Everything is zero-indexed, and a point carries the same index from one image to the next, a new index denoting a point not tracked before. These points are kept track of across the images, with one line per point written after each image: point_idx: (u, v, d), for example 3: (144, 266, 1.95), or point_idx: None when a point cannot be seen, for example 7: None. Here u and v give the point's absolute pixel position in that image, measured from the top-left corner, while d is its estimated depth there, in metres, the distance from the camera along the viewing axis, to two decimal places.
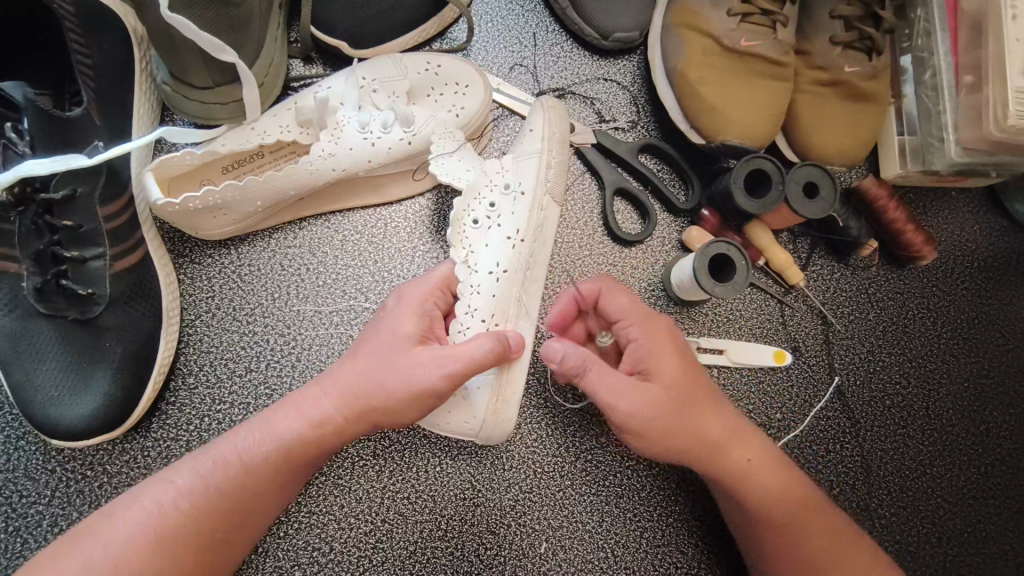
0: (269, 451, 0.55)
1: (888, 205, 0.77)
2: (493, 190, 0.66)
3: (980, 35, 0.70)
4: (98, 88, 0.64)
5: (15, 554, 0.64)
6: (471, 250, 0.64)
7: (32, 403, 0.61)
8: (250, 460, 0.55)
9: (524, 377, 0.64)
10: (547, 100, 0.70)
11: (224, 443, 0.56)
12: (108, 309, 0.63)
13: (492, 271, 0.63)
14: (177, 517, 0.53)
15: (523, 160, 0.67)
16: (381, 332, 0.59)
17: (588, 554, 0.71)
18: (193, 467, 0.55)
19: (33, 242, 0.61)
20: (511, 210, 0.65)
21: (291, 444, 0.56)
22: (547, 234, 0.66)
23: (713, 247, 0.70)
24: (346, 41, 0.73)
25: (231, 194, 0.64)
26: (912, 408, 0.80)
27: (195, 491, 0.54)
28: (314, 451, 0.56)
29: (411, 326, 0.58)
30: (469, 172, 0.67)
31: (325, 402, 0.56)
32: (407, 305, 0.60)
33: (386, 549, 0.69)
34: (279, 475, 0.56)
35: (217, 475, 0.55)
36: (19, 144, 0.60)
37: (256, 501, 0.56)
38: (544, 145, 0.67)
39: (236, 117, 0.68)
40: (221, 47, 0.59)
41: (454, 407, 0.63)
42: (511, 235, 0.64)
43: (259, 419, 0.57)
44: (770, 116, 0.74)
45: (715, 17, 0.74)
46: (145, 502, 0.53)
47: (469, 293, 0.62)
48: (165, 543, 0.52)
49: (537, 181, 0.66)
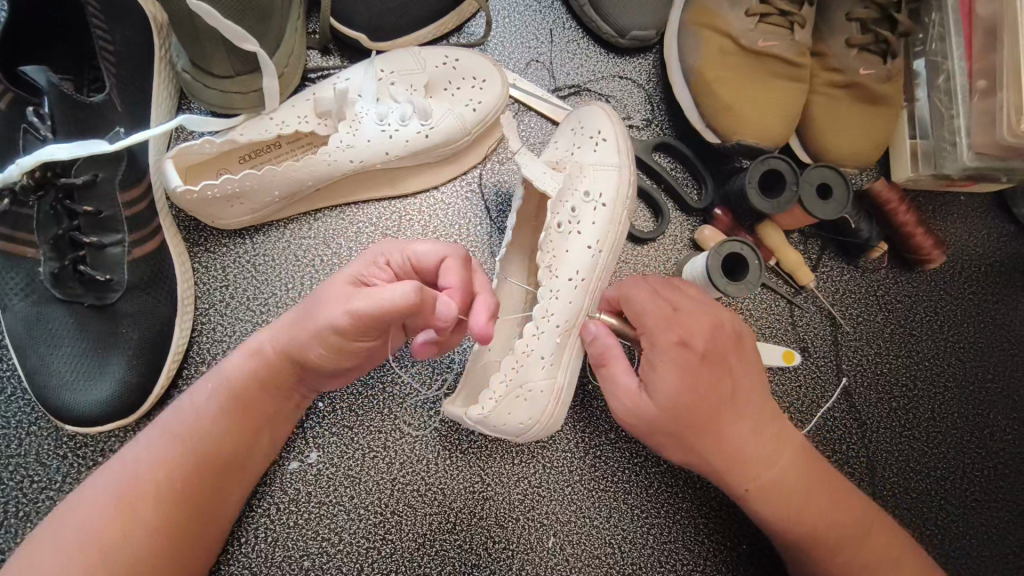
0: (218, 399, 0.58)
1: (899, 208, 0.78)
2: (576, 195, 0.65)
3: (995, 41, 0.70)
4: (120, 73, 0.64)
5: (26, 539, 0.64)
6: (555, 255, 0.64)
7: (46, 387, 0.61)
8: (203, 413, 0.57)
9: (576, 380, 0.66)
10: (608, 108, 0.70)
11: (179, 405, 0.58)
12: (125, 296, 0.63)
13: (572, 278, 0.63)
14: (142, 481, 0.54)
15: (603, 170, 0.66)
16: (320, 288, 0.60)
17: (596, 550, 0.71)
18: (152, 432, 0.57)
19: (51, 228, 0.61)
20: (592, 219, 0.65)
21: (242, 391, 0.58)
22: (619, 247, 0.67)
23: (727, 246, 0.70)
24: (365, 33, 0.73)
25: (250, 183, 0.64)
26: (918, 409, 0.81)
27: (156, 451, 0.55)
28: (267, 389, 0.59)
29: (375, 273, 0.57)
30: (553, 178, 0.63)
31: (274, 341, 0.58)
32: (367, 254, 0.59)
33: (395, 541, 0.69)
34: (236, 418, 0.58)
35: (174, 432, 0.56)
36: (40, 128, 0.59)
37: (213, 441, 0.57)
38: (619, 158, 0.67)
39: (254, 107, 0.69)
40: (243, 36, 0.60)
41: (514, 408, 0.61)
42: (592, 245, 0.64)
43: (212, 369, 0.59)
44: (786, 117, 0.74)
45: (731, 17, 0.75)
46: (112, 473, 0.55)
47: (548, 298, 0.63)
48: (131, 499, 0.53)
49: (618, 195, 0.66)
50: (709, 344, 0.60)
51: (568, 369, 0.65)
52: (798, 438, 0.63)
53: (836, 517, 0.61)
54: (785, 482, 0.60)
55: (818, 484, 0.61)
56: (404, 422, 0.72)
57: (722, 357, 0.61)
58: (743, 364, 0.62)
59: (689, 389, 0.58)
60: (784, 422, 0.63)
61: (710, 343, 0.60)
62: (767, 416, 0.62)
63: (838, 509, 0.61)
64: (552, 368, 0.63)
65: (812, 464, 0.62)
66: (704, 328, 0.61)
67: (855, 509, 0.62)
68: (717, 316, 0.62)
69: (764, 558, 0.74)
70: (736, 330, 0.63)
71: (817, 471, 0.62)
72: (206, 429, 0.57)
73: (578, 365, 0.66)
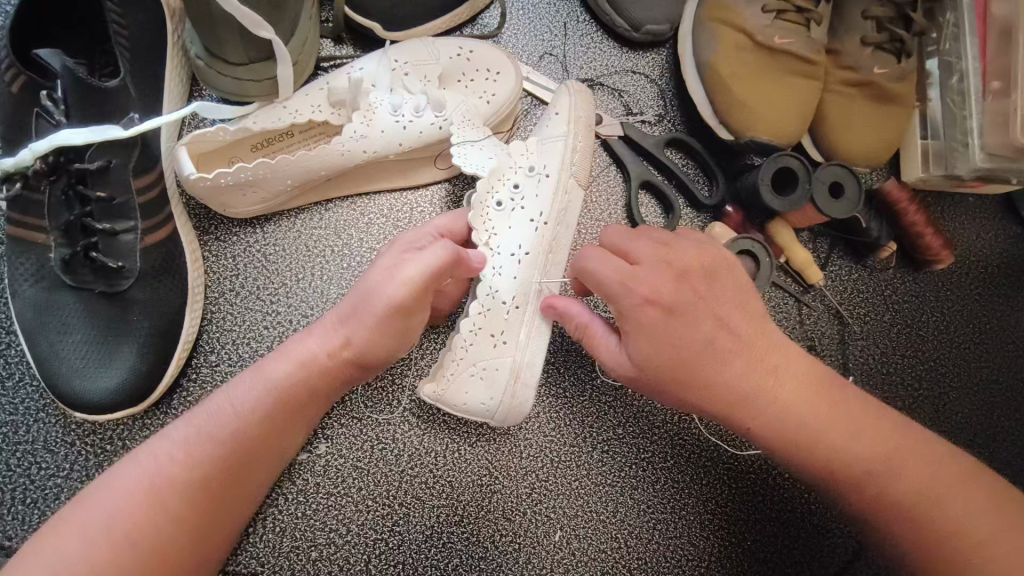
0: (258, 398, 0.56)
1: (910, 208, 0.78)
2: (518, 171, 0.65)
3: (1010, 43, 0.71)
4: (134, 59, 0.64)
5: (34, 525, 0.64)
6: (494, 232, 0.63)
7: (56, 374, 0.61)
8: (242, 408, 0.56)
9: (541, 355, 0.64)
10: (572, 84, 0.69)
11: (217, 397, 0.57)
12: (137, 283, 0.63)
13: (513, 253, 0.63)
14: (169, 461, 0.54)
15: (548, 144, 0.66)
16: (351, 291, 0.60)
17: (602, 544, 0.71)
18: (187, 422, 0.56)
19: (63, 214, 0.61)
20: (535, 192, 0.64)
21: (284, 389, 0.57)
22: (570, 218, 0.66)
23: (738, 244, 0.71)
24: (379, 23, 0.73)
25: (263, 171, 0.64)
26: (924, 409, 0.81)
27: (189, 442, 0.55)
28: (302, 388, 0.57)
29: (400, 264, 0.60)
30: (492, 161, 0.65)
31: (315, 345, 0.58)
32: (389, 247, 0.61)
33: (403, 533, 0.69)
34: (274, 417, 0.57)
35: (210, 420, 0.56)
36: (53, 114, 0.59)
37: (246, 448, 0.56)
38: (569, 129, 0.66)
39: (267, 95, 0.68)
40: (260, 23, 0.59)
41: (469, 387, 0.63)
42: (535, 219, 0.64)
43: (254, 368, 0.58)
44: (800, 113, 0.74)
45: (748, 13, 0.74)
46: (139, 454, 0.55)
47: (491, 275, 0.63)
48: (161, 495, 0.53)
49: (562, 165, 0.65)
50: (676, 293, 0.58)
51: (528, 347, 0.63)
52: (795, 359, 0.61)
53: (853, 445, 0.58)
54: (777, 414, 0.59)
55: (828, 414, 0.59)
56: (411, 412, 0.72)
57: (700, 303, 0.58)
58: (731, 300, 0.60)
59: (660, 346, 0.57)
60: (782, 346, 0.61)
61: (677, 295, 0.58)
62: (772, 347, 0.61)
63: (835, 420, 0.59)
64: (507, 345, 0.63)
65: (816, 389, 0.59)
66: (666, 278, 0.58)
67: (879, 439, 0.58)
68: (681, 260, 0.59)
69: (768, 554, 0.74)
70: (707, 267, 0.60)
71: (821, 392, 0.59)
72: (240, 432, 0.56)
73: (542, 340, 0.64)
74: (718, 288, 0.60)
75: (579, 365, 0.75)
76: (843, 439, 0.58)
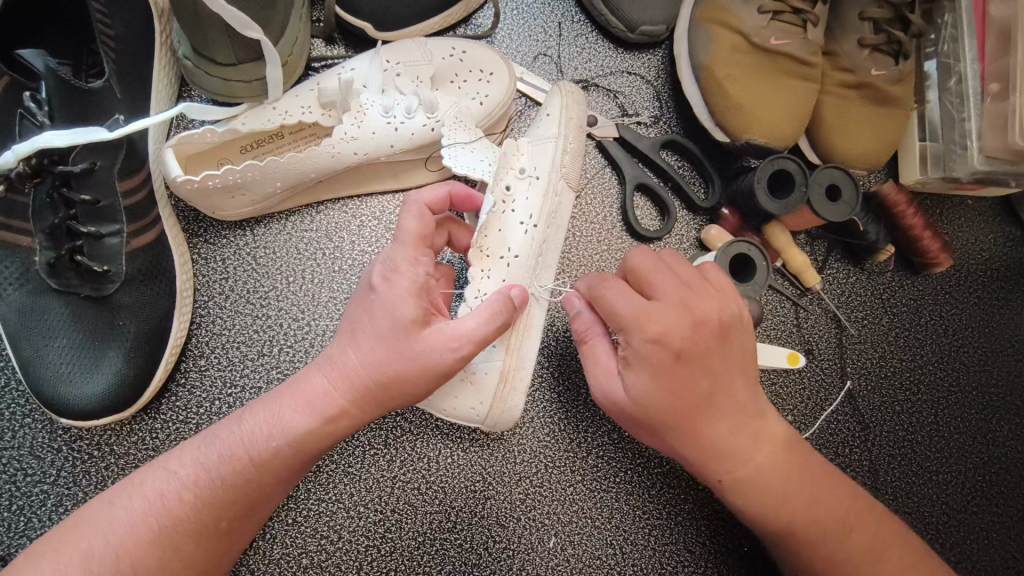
0: (276, 447, 0.54)
1: (906, 210, 0.77)
2: (510, 173, 0.63)
3: (1009, 44, 0.70)
4: (120, 60, 0.63)
5: (19, 533, 0.63)
6: (485, 234, 0.62)
7: (40, 380, 0.60)
8: (257, 455, 0.54)
9: (533, 360, 0.64)
10: (564, 85, 0.68)
11: (228, 433, 0.55)
12: (123, 287, 0.62)
13: (503, 256, 0.62)
14: (181, 508, 0.52)
15: (538, 146, 0.65)
16: (360, 327, 0.56)
17: (598, 551, 0.71)
18: (197, 457, 0.54)
19: (48, 217, 0.59)
20: (525, 195, 0.63)
21: (301, 438, 0.55)
22: (561, 220, 0.65)
23: (735, 247, 0.70)
24: (371, 23, 0.72)
25: (252, 174, 0.63)
26: (922, 414, 0.80)
27: (200, 484, 0.53)
28: (325, 441, 0.56)
29: (414, 308, 0.55)
30: (482, 163, 0.64)
31: (335, 393, 0.55)
32: (400, 284, 0.55)
33: (395, 540, 0.68)
34: (289, 466, 0.55)
35: (224, 467, 0.54)
36: (37, 114, 0.58)
37: (258, 493, 0.55)
38: (559, 130, 0.65)
39: (257, 96, 0.67)
40: (248, 23, 0.58)
41: (460, 391, 0.62)
42: (525, 221, 0.63)
43: (270, 406, 0.56)
44: (796, 115, 0.73)
45: (744, 14, 0.73)
46: (146, 489, 0.53)
47: (480, 278, 0.62)
48: (169, 535, 0.52)
49: (551, 166, 0.64)
50: (687, 341, 0.57)
51: (519, 351, 0.63)
52: (780, 423, 0.62)
53: (819, 512, 0.60)
54: (760, 470, 0.59)
55: (802, 479, 0.60)
56: (403, 417, 0.71)
57: (706, 356, 0.58)
58: (734, 354, 0.59)
59: (667, 390, 0.57)
60: (767, 417, 0.61)
61: (689, 341, 0.57)
62: (762, 404, 0.61)
63: (815, 485, 0.60)
64: (499, 349, 0.62)
65: (791, 456, 0.61)
66: (685, 324, 0.57)
67: (835, 506, 0.61)
68: (699, 311, 0.58)
69: (765, 561, 0.73)
70: (726, 322, 0.59)
71: (795, 465, 0.60)
72: (255, 479, 0.54)
73: (533, 343, 0.64)
74: (728, 346, 0.59)
75: (573, 370, 0.74)
76: (814, 506, 0.60)
